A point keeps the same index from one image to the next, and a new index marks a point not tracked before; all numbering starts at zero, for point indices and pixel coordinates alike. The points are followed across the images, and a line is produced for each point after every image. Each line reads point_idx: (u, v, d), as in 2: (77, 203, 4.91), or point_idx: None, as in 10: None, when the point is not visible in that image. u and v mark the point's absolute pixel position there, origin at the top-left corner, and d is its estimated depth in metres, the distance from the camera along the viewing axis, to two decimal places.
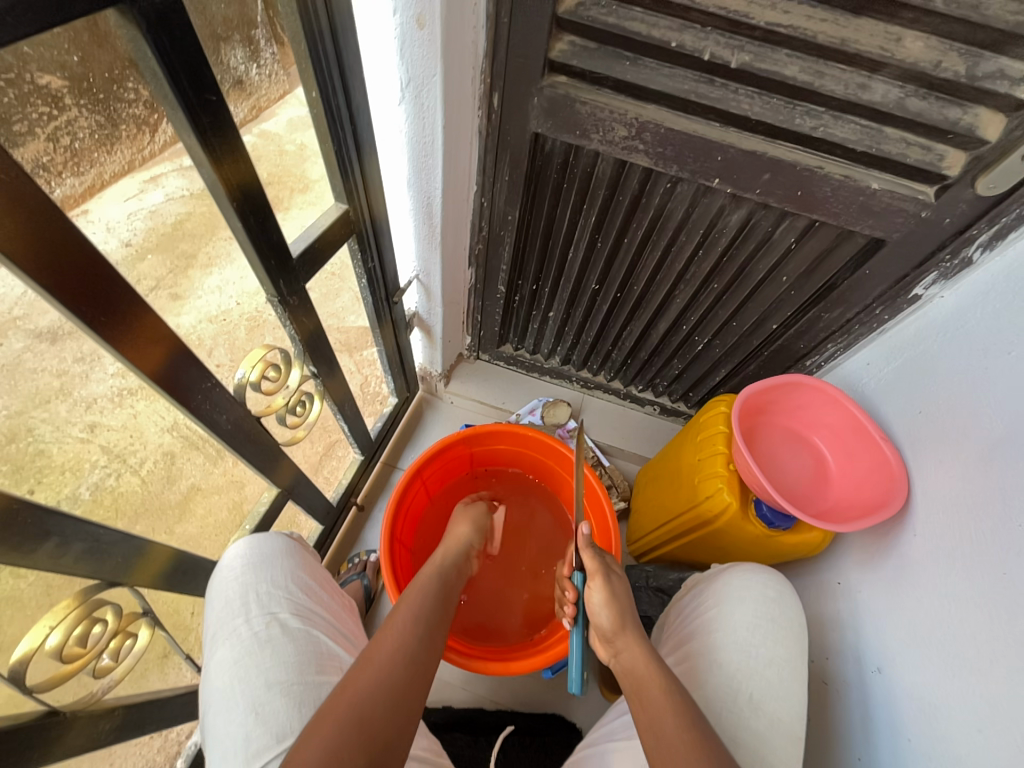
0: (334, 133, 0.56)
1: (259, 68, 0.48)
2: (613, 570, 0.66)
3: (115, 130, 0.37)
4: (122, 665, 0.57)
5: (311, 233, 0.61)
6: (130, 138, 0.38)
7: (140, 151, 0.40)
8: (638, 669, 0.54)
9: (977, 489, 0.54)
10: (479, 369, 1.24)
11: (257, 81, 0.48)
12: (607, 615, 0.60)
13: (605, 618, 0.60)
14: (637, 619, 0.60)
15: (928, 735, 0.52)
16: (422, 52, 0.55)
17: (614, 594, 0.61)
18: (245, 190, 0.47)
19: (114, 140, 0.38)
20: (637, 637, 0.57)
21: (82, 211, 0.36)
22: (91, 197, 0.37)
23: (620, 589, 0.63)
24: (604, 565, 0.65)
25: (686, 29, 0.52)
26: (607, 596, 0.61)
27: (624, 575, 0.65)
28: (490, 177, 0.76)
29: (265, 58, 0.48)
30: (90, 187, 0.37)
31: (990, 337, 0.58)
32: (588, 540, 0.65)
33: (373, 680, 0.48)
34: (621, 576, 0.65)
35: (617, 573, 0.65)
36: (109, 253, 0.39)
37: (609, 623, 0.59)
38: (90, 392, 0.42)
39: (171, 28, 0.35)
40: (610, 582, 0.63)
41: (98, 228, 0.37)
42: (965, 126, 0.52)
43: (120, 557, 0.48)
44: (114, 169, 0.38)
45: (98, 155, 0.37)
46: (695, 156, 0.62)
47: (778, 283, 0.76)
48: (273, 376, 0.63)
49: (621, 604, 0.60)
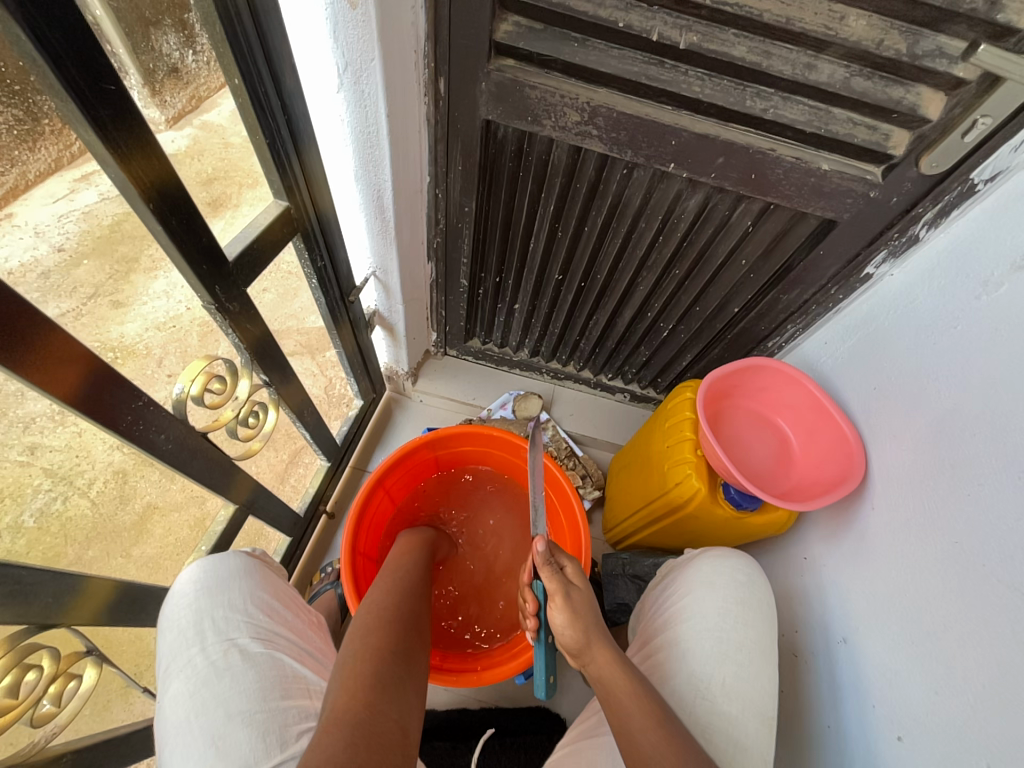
0: (265, 123, 0.52)
1: (195, 56, 0.45)
2: (573, 581, 0.63)
3: (36, 125, 0.34)
4: (67, 708, 0.53)
5: (249, 233, 0.57)
6: (53, 134, 0.36)
7: (68, 148, 0.37)
8: (609, 676, 0.54)
9: (929, 462, 0.56)
10: (447, 366, 1.22)
11: (194, 69, 0.46)
12: (571, 634, 0.58)
13: (570, 634, 0.58)
14: (604, 626, 0.59)
15: (890, 700, 0.54)
16: (357, 34, 0.52)
17: (575, 611, 0.59)
18: (162, 189, 0.43)
19: (36, 137, 0.35)
20: (606, 645, 0.56)
21: (6, 215, 0.34)
22: (16, 199, 0.35)
23: (583, 599, 0.60)
24: (564, 582, 0.61)
25: (633, 9, 0.50)
26: (569, 616, 0.58)
27: (586, 582, 0.62)
28: (443, 167, 0.73)
29: (201, 45, 0.45)
30: (13, 188, 0.34)
31: (937, 313, 0.59)
32: (545, 557, 0.61)
33: (374, 669, 0.48)
34: (583, 582, 0.63)
35: (578, 584, 0.62)
36: (40, 260, 0.37)
37: (574, 638, 0.58)
38: (28, 411, 0.39)
39: (51, 10, 0.31)
40: (571, 598, 0.59)
41: (25, 232, 0.35)
42: (908, 105, 0.52)
43: (49, 597, 0.45)
44: (38, 168, 0.35)
45: (18, 153, 0.34)
46: (649, 141, 0.61)
47: (738, 266, 0.76)
48: (217, 388, 0.59)
49: (586, 617, 0.58)
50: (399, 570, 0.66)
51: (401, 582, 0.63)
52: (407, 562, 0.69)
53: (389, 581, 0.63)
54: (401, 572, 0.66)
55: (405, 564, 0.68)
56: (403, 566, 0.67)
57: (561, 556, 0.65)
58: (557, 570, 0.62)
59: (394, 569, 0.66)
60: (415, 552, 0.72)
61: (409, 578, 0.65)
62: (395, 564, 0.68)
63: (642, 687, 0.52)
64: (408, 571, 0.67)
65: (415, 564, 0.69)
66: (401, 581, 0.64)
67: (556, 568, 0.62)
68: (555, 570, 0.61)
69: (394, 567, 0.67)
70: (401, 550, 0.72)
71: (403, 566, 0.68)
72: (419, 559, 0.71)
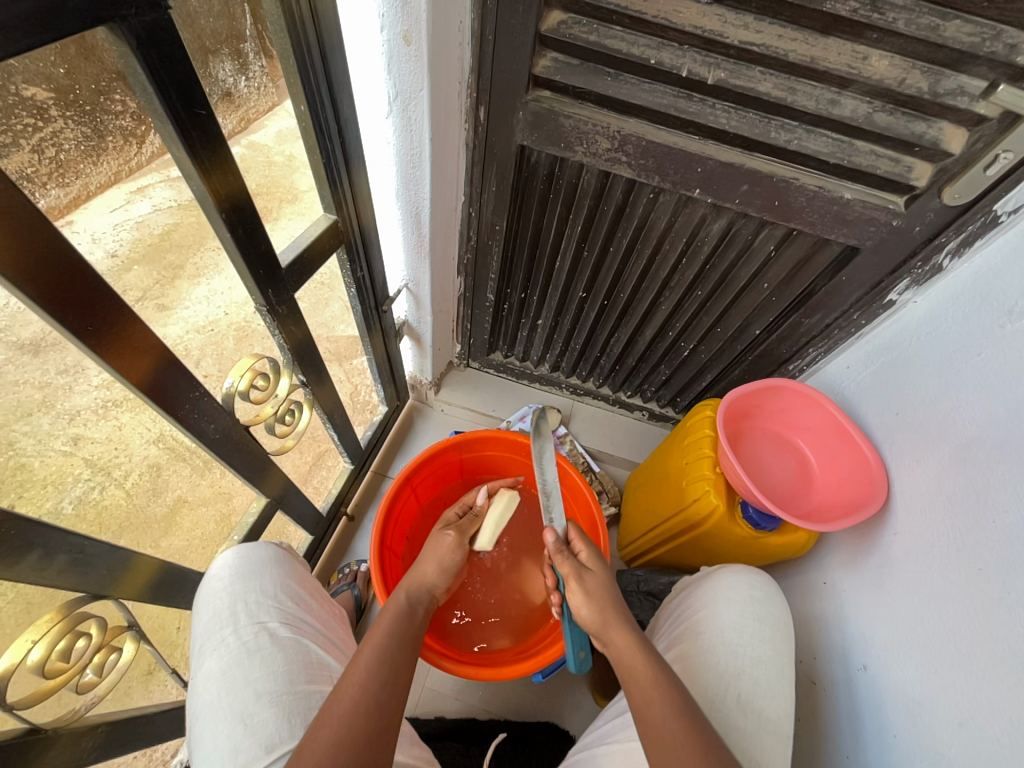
0: (323, 145, 0.58)
1: (248, 81, 0.48)
2: (588, 564, 0.64)
3: (101, 141, 0.37)
4: (105, 681, 0.56)
5: (300, 242, 0.62)
6: (115, 150, 0.39)
7: (127, 163, 0.40)
8: (632, 664, 0.54)
9: (954, 486, 0.55)
10: (469, 378, 1.25)
11: (246, 93, 0.49)
12: (589, 613, 0.60)
13: (587, 615, 0.60)
14: (624, 609, 0.60)
15: (910, 731, 0.53)
16: (410, 67, 0.57)
17: (592, 594, 0.60)
18: (234, 201, 0.47)
19: (100, 152, 0.38)
20: (626, 631, 0.57)
21: (67, 222, 0.36)
22: (77, 208, 0.37)
23: (601, 582, 0.62)
24: (577, 567, 0.62)
25: (664, 48, 0.54)
26: (586, 596, 0.60)
27: (602, 566, 0.63)
28: (477, 188, 0.77)
29: (254, 71, 0.49)
30: (76, 198, 0.37)
31: (962, 338, 0.60)
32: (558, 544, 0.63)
33: None
34: (600, 564, 0.64)
35: (594, 570, 0.63)
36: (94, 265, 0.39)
37: (592, 618, 0.59)
38: (73, 404, 0.41)
39: (161, 44, 0.36)
40: (586, 584, 0.61)
41: (84, 239, 0.38)
42: (930, 139, 0.54)
43: (105, 570, 0.48)
44: (100, 180, 0.38)
45: (83, 166, 0.37)
46: (676, 168, 0.64)
47: (760, 290, 0.78)
48: (262, 385, 0.63)
49: (606, 599, 0.60)
50: (355, 695, 0.47)
51: (351, 725, 0.45)
52: (372, 679, 0.50)
53: (340, 691, 0.48)
54: (357, 699, 0.47)
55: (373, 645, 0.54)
56: (362, 688, 0.48)
57: (575, 540, 0.66)
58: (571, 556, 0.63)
59: (349, 689, 0.48)
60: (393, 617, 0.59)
61: (363, 722, 0.45)
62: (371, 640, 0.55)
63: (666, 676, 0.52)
64: (368, 697, 0.47)
65: (382, 683, 0.49)
66: (350, 724, 0.45)
67: (570, 554, 0.64)
68: (570, 556, 0.63)
69: (347, 687, 0.48)
70: (364, 650, 0.53)
71: (363, 683, 0.49)
72: (390, 676, 0.51)
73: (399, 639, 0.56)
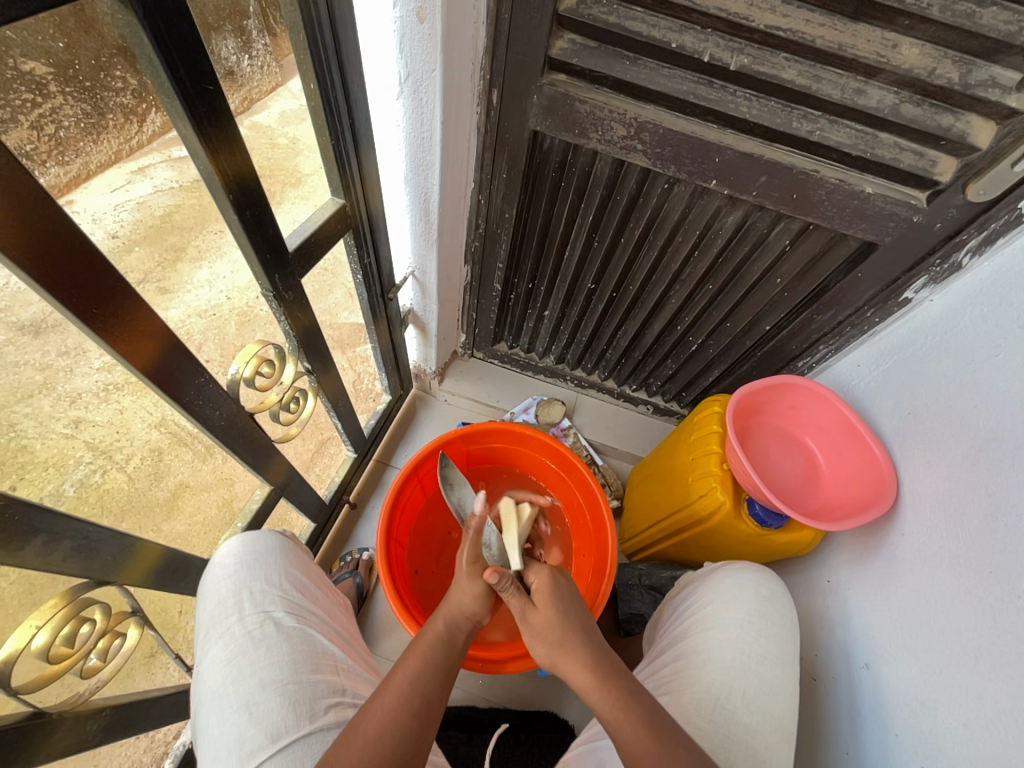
0: (332, 126, 0.56)
1: (252, 60, 0.47)
2: (537, 600, 0.58)
3: (101, 119, 0.36)
4: (110, 665, 0.56)
5: (306, 227, 0.60)
6: (116, 128, 0.37)
7: (128, 142, 0.38)
8: (599, 701, 0.52)
9: (966, 489, 0.55)
10: (474, 367, 1.24)
11: (249, 72, 0.47)
12: (542, 650, 0.57)
13: (539, 651, 0.57)
14: (590, 633, 0.56)
15: (913, 731, 0.53)
16: (422, 46, 0.55)
17: (539, 633, 0.57)
18: (241, 183, 0.46)
19: (100, 129, 0.36)
20: (582, 666, 0.54)
21: (68, 201, 0.35)
22: (77, 187, 0.35)
23: (551, 620, 0.56)
24: (520, 606, 0.57)
25: (686, 30, 0.52)
26: (544, 630, 0.56)
27: (549, 603, 0.57)
28: (487, 175, 0.75)
29: (257, 49, 0.47)
30: (76, 177, 0.35)
31: (979, 337, 0.58)
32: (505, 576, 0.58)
33: None
34: (552, 596, 0.58)
35: (539, 608, 0.57)
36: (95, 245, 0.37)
37: (544, 655, 0.57)
38: (75, 387, 0.40)
39: (168, 15, 0.34)
40: (531, 624, 0.57)
41: (84, 219, 0.36)
42: (958, 133, 0.53)
43: (108, 556, 0.48)
44: (100, 158, 0.37)
45: (83, 144, 0.35)
46: (693, 157, 0.63)
47: (773, 284, 0.77)
48: (267, 371, 0.63)
49: (555, 636, 0.56)
50: (383, 720, 0.47)
51: (376, 745, 0.45)
52: (403, 707, 0.48)
53: (372, 710, 0.48)
54: (386, 724, 0.46)
55: (407, 673, 0.51)
56: (390, 717, 0.47)
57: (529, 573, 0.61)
58: (516, 592, 0.58)
59: (380, 711, 0.47)
60: (428, 651, 0.54)
61: (387, 750, 0.45)
62: (408, 668, 0.52)
63: (649, 715, 0.50)
64: (394, 727, 0.47)
65: (410, 714, 0.48)
66: (373, 752, 0.45)
67: (514, 590, 0.58)
68: (516, 592, 0.58)
69: (376, 711, 0.48)
70: (396, 675, 0.51)
71: (390, 710, 0.48)
72: (422, 709, 0.49)
73: (433, 673, 0.52)
